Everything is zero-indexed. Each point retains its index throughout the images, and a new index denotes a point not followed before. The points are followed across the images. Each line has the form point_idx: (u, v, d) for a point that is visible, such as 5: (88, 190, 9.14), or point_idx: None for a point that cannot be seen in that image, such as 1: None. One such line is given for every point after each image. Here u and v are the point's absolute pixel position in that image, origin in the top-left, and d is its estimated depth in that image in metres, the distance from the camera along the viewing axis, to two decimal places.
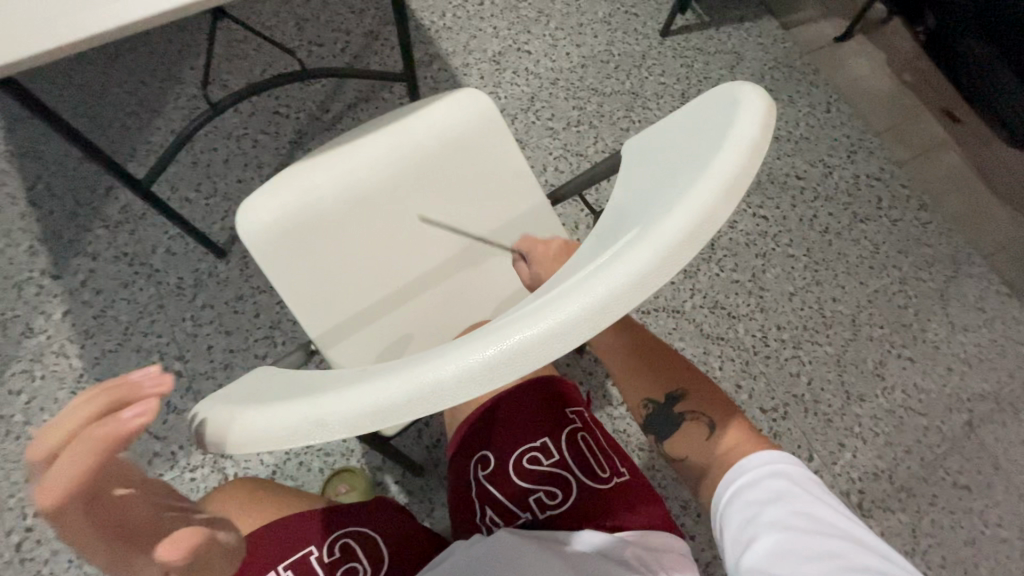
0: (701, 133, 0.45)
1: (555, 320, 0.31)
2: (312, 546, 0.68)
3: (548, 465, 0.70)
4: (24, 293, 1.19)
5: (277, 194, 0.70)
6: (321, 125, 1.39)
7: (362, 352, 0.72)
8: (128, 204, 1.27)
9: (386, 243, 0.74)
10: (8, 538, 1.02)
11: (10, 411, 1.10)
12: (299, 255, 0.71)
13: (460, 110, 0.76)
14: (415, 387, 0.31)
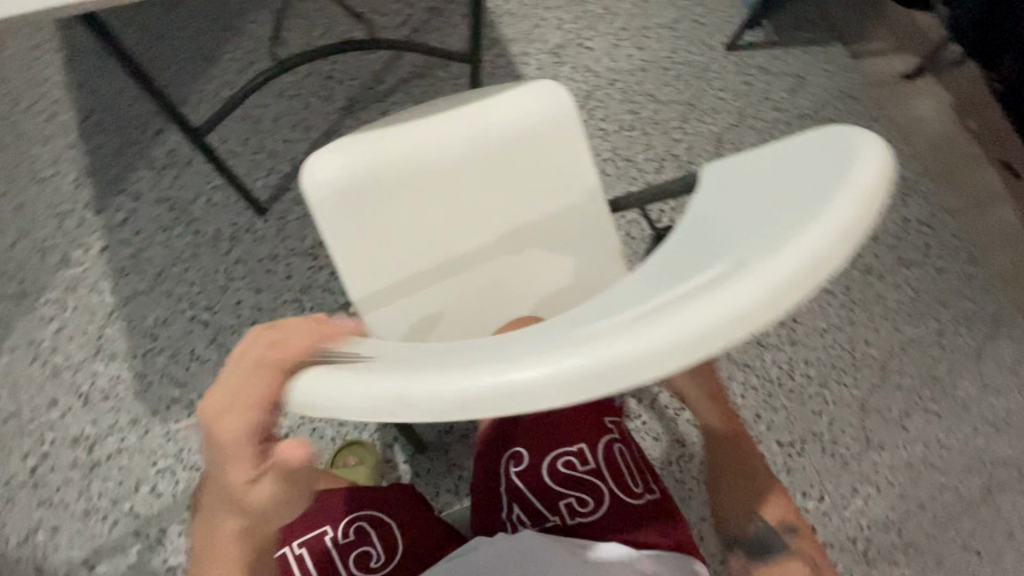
0: (810, 168, 0.43)
1: (648, 345, 0.30)
2: (327, 526, 0.69)
3: (581, 471, 0.69)
4: (65, 223, 1.20)
5: (343, 154, 0.70)
6: (373, 95, 1.38)
7: (397, 324, 0.72)
8: (175, 148, 1.27)
9: (439, 226, 0.73)
10: (25, 460, 1.04)
11: (39, 337, 1.12)
12: (355, 220, 0.70)
13: (538, 103, 0.73)
14: (491, 388, 0.31)
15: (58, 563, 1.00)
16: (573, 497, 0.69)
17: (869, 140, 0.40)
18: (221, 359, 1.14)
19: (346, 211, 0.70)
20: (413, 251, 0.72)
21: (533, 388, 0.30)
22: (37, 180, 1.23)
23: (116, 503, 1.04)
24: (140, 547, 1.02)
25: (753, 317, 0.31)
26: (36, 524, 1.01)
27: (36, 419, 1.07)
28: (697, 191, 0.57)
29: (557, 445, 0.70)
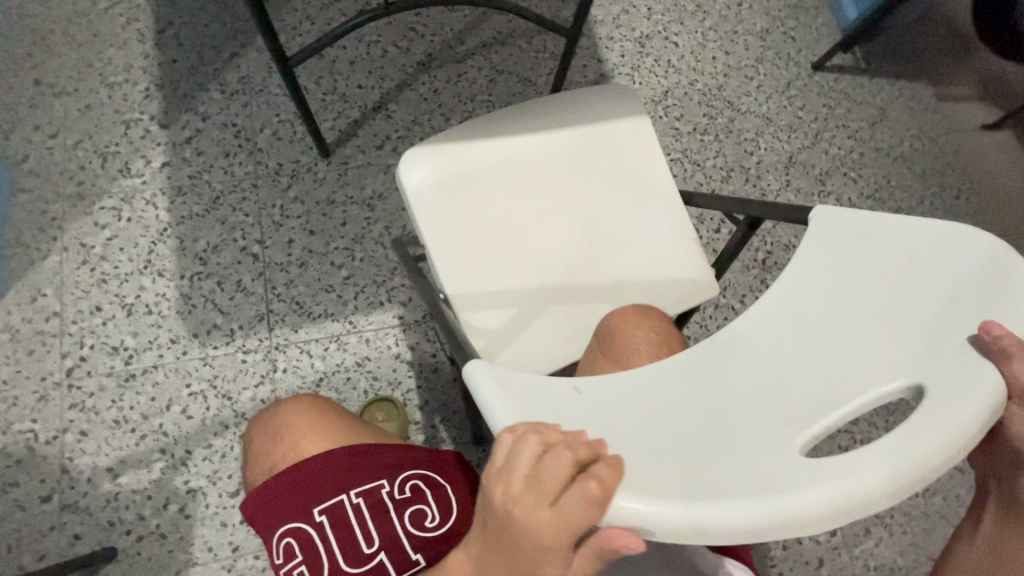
0: (948, 271, 0.46)
1: (840, 489, 0.36)
2: (384, 480, 0.69)
3: None
4: (130, 133, 1.18)
5: (440, 161, 0.74)
6: (452, 54, 1.35)
7: (491, 329, 0.73)
8: (248, 75, 1.24)
9: (534, 240, 0.77)
10: (63, 361, 1.05)
11: (91, 242, 1.11)
12: (463, 250, 0.74)
13: (617, 116, 0.80)
14: (700, 516, 0.36)
15: (82, 467, 1.00)
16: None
17: (1007, 253, 0.44)
18: (266, 295, 1.12)
19: (450, 238, 0.74)
20: (520, 275, 0.75)
21: (751, 527, 0.36)
22: (107, 84, 1.21)
23: (146, 419, 1.04)
24: (163, 465, 1.02)
25: (946, 460, 0.36)
26: (66, 425, 1.02)
27: (79, 322, 1.07)
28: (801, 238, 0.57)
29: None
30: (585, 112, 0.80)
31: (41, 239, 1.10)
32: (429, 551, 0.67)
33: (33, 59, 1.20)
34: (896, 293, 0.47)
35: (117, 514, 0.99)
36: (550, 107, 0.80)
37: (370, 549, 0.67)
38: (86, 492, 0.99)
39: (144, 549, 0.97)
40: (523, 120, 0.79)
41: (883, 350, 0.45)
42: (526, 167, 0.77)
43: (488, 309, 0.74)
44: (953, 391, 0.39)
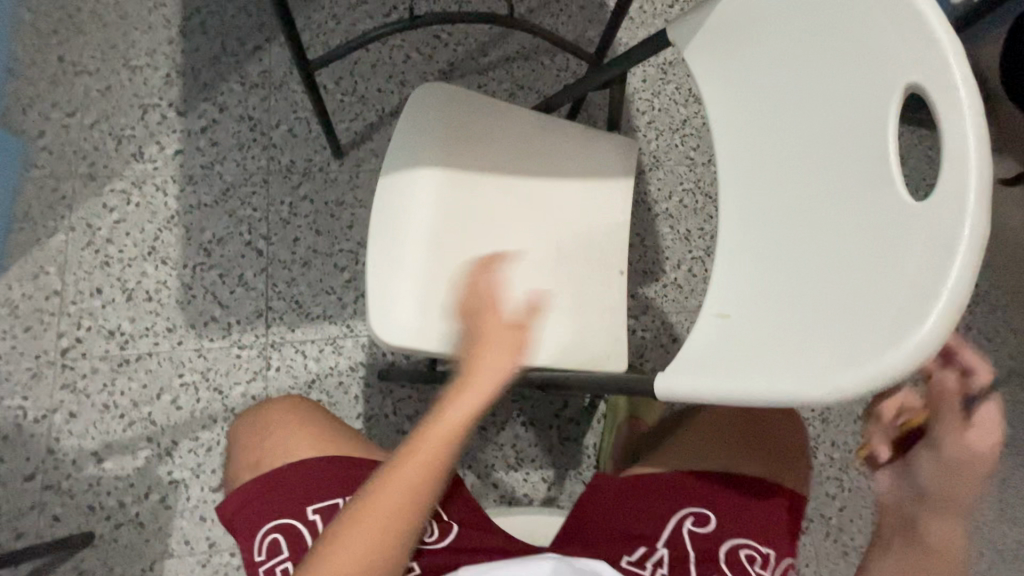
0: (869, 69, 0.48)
1: (942, 292, 0.39)
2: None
3: (701, 531, 0.64)
4: (147, 117, 1.19)
5: (388, 279, 0.73)
6: (474, 65, 1.34)
7: (550, 324, 0.76)
8: (269, 70, 1.24)
9: (525, 232, 0.79)
10: (58, 340, 1.05)
11: (98, 223, 1.12)
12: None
13: (434, 110, 0.80)
14: (880, 370, 0.40)
15: (67, 449, 1.00)
16: (664, 550, 0.64)
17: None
18: (267, 291, 1.12)
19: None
20: (544, 269, 0.78)
21: (923, 336, 0.39)
22: (129, 67, 1.21)
23: (136, 405, 1.04)
24: (148, 454, 1.01)
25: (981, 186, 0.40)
26: (55, 405, 1.02)
27: (78, 303, 1.07)
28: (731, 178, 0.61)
29: (691, 499, 0.66)
30: (424, 128, 0.79)
31: (49, 216, 1.10)
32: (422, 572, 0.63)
33: (58, 36, 1.21)
34: (838, 113, 0.51)
35: (97, 499, 0.98)
36: (396, 163, 0.78)
37: None
38: (70, 474, 0.99)
39: (121, 536, 0.97)
40: (409, 195, 0.77)
41: (875, 157, 0.48)
42: (451, 211, 0.77)
43: (545, 311, 0.76)
44: (956, 130, 0.41)
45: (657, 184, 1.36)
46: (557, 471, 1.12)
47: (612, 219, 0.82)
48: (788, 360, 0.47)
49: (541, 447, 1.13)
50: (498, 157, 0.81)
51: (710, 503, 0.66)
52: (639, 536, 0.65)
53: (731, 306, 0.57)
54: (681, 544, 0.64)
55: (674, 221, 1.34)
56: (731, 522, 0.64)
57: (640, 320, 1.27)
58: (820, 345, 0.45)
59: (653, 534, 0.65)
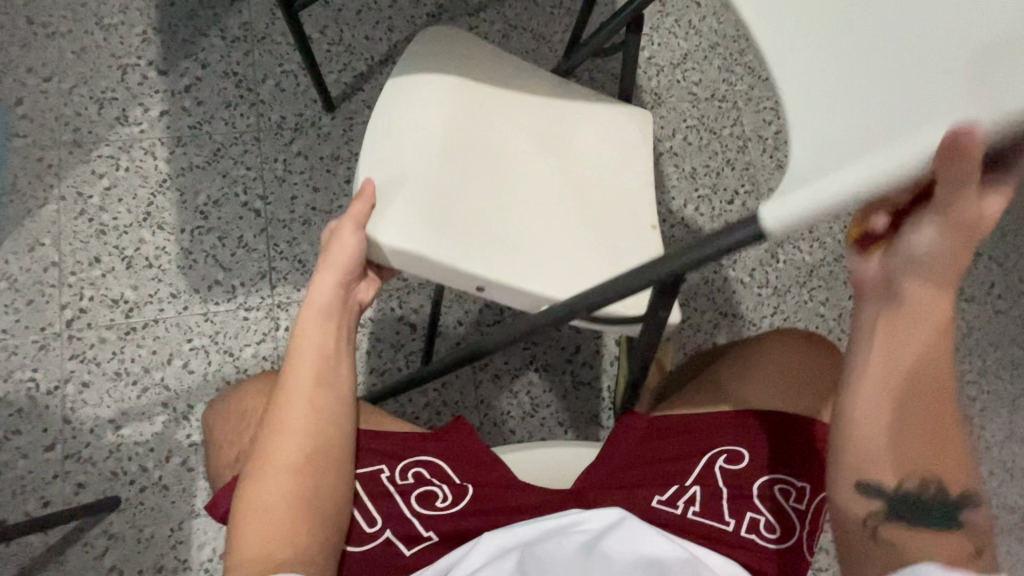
0: None
1: None
2: (384, 464, 0.65)
3: (733, 469, 0.64)
4: (128, 78, 1.14)
5: (387, 199, 0.67)
6: (463, 6, 1.28)
7: (563, 254, 0.69)
8: (250, 22, 1.19)
9: (529, 162, 0.73)
10: (62, 311, 1.03)
11: (89, 191, 1.08)
12: (511, 241, 0.68)
13: (431, 43, 0.78)
14: None
15: (84, 418, 1.00)
16: (696, 488, 0.63)
17: None
18: (268, 252, 1.10)
19: (480, 248, 0.67)
20: (553, 199, 0.72)
21: None
22: (103, 26, 1.16)
23: (148, 372, 1.03)
24: (165, 419, 1.01)
25: None
26: (67, 376, 1.01)
27: (78, 273, 1.05)
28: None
29: (724, 441, 0.65)
30: (422, 58, 0.76)
31: (38, 187, 1.07)
32: (449, 531, 0.63)
33: None
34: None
35: (119, 465, 0.99)
36: (394, 88, 0.74)
37: (373, 529, 0.62)
38: (89, 442, 0.99)
39: (147, 499, 0.98)
40: (410, 117, 0.72)
41: None
42: (452, 134, 0.72)
43: (557, 241, 0.69)
44: None
45: (660, 122, 1.32)
46: (573, 415, 1.13)
47: (625, 159, 0.76)
48: (925, 121, 0.40)
49: (555, 392, 1.13)
50: (498, 83, 0.76)
51: (743, 441, 0.64)
52: (670, 477, 0.64)
53: (806, 146, 0.46)
54: (712, 482, 0.63)
55: (678, 160, 1.31)
56: (763, 454, 0.64)
57: None
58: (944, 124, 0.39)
59: (683, 473, 0.64)
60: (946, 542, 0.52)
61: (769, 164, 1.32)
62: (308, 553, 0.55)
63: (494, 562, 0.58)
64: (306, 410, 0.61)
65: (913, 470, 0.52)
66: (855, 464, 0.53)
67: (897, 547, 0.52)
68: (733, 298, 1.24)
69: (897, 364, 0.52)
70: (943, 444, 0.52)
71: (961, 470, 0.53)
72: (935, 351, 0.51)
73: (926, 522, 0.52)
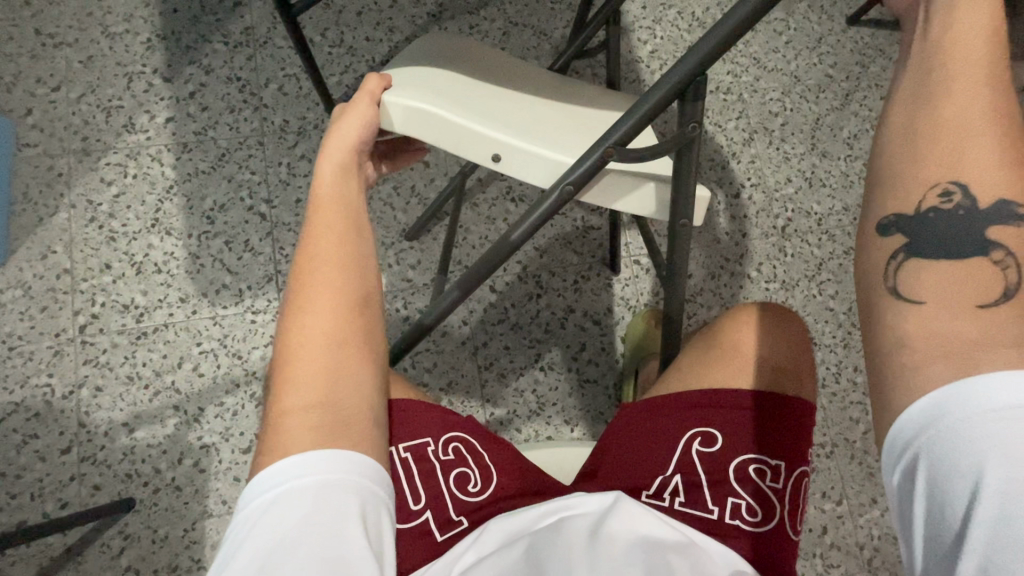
0: None
1: None
2: (429, 438, 0.64)
3: (709, 450, 0.62)
4: (133, 86, 1.15)
5: (400, 83, 0.67)
6: (464, 5, 1.27)
7: (576, 138, 0.66)
8: (251, 26, 1.20)
9: (534, 86, 0.75)
10: (75, 317, 1.05)
11: (99, 199, 1.10)
12: (526, 124, 0.66)
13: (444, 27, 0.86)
14: None
15: (98, 421, 1.02)
16: (677, 478, 0.62)
17: None
18: (274, 255, 1.11)
19: (494, 120, 0.65)
20: (559, 106, 0.72)
21: None
22: (108, 35, 1.17)
23: (159, 375, 1.05)
24: (176, 421, 1.03)
25: None
26: (81, 381, 1.03)
27: (90, 279, 1.07)
28: None
29: (696, 422, 0.64)
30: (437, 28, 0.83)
31: (49, 195, 1.09)
32: (476, 515, 0.61)
33: (32, 8, 1.17)
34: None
35: (134, 467, 1.01)
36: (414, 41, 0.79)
37: (416, 508, 0.61)
38: (104, 445, 1.01)
39: (161, 501, 1.00)
40: (422, 48, 0.75)
41: None
42: (462, 58, 0.75)
43: (569, 131, 0.67)
44: None
45: None
46: (581, 412, 1.12)
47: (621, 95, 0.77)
48: None
49: (562, 389, 1.13)
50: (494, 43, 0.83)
51: (716, 421, 0.64)
52: (654, 466, 0.63)
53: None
54: (692, 470, 0.62)
55: None
56: (735, 433, 0.63)
57: None
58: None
59: (664, 461, 0.63)
60: (982, 285, 0.39)
61: (776, 156, 1.30)
62: (352, 407, 0.50)
63: (501, 549, 0.55)
64: (332, 268, 0.56)
65: (952, 176, 0.41)
66: (883, 196, 0.43)
67: (931, 290, 0.40)
68: (739, 293, 1.22)
69: (935, 51, 0.44)
70: (1008, 159, 0.40)
71: (1021, 187, 0.40)
72: (986, 31, 0.42)
73: (954, 254, 0.40)
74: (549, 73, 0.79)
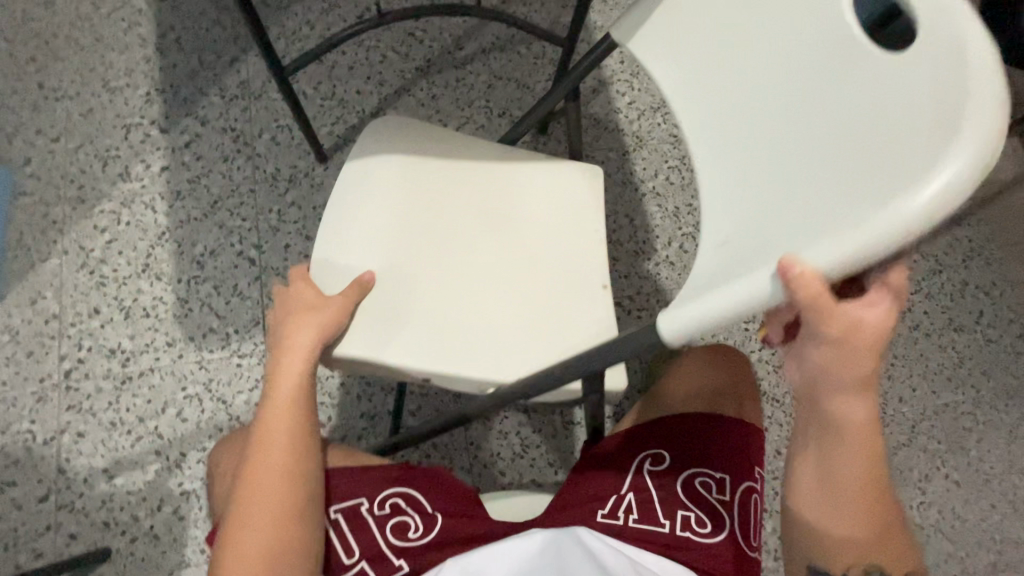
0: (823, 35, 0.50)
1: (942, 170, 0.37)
2: (364, 497, 0.65)
3: (660, 472, 0.65)
4: (131, 136, 1.20)
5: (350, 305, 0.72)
6: (451, 60, 1.34)
7: (513, 349, 0.71)
8: (247, 80, 1.25)
9: (486, 263, 0.75)
10: (61, 362, 1.06)
11: (91, 245, 1.13)
12: (465, 314, 0.72)
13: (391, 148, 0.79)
14: (875, 236, 0.39)
15: (78, 468, 1.01)
16: (631, 496, 0.64)
17: None
18: (262, 299, 1.13)
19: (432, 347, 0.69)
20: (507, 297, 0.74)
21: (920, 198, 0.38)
22: (109, 89, 1.23)
23: (142, 421, 1.05)
24: (157, 467, 1.03)
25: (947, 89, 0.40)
26: (64, 427, 1.03)
27: (78, 324, 1.08)
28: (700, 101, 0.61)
29: (647, 445, 0.67)
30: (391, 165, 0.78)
31: (42, 241, 1.12)
32: (415, 555, 0.62)
33: (36, 63, 1.23)
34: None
35: (111, 515, 0.99)
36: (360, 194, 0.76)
37: (349, 561, 0.62)
38: (82, 492, 1.00)
39: (138, 550, 0.98)
40: (378, 153, 0.78)
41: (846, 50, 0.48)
42: (410, 238, 0.75)
43: (508, 340, 0.71)
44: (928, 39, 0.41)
45: (642, 163, 1.35)
46: (563, 455, 1.13)
47: (578, 252, 0.77)
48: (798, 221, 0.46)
49: (544, 432, 1.14)
50: (449, 175, 0.79)
51: (669, 443, 0.67)
52: (609, 487, 0.65)
53: (725, 236, 0.54)
54: (644, 488, 0.64)
55: (662, 200, 1.33)
56: (686, 455, 0.66)
57: (635, 301, 1.26)
58: (891, 187, 0.40)
59: (619, 483, 0.65)
60: None
61: None
62: None
63: None
64: (258, 484, 0.58)
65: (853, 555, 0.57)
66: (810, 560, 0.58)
67: None
68: (719, 332, 1.24)
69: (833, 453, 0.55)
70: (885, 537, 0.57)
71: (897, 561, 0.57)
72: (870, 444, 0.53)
73: None
74: (505, 227, 0.78)
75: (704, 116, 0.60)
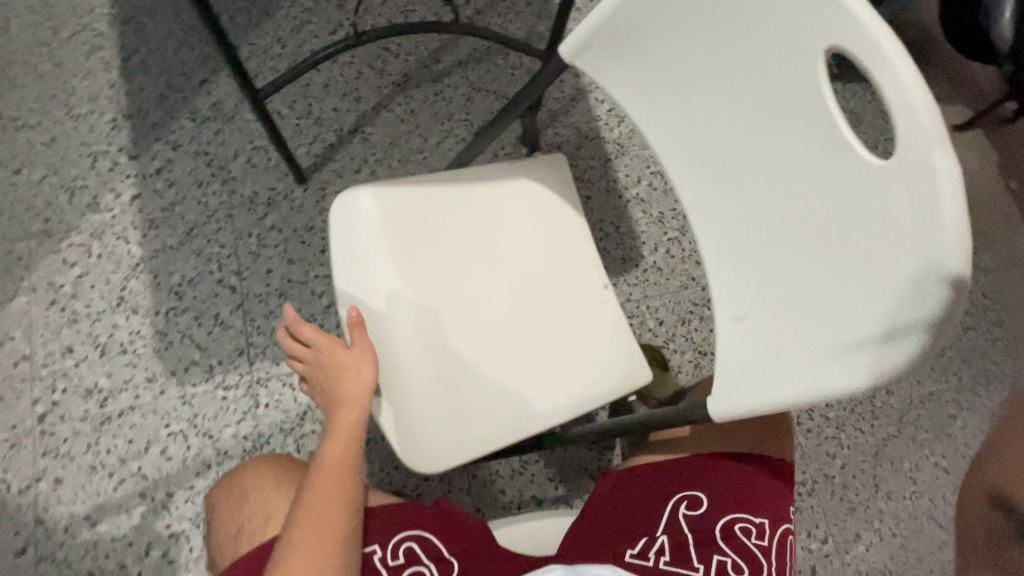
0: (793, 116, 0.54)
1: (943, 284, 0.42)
2: (376, 545, 0.65)
3: (696, 515, 0.64)
4: (98, 165, 1.15)
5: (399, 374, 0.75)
6: (428, 74, 1.32)
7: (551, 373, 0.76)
8: (219, 102, 1.22)
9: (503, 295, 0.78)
10: (34, 406, 1.01)
11: (60, 280, 1.08)
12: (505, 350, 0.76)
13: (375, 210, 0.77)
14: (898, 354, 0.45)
15: (58, 516, 0.97)
16: (665, 537, 0.63)
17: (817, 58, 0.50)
18: (246, 328, 1.09)
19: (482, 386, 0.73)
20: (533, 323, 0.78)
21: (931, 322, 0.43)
22: (73, 116, 1.18)
23: (124, 462, 1.00)
24: (143, 510, 0.98)
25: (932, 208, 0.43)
26: (40, 473, 0.98)
27: (50, 365, 1.03)
28: (690, 155, 0.65)
29: (682, 484, 0.67)
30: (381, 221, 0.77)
31: (8, 280, 1.07)
32: None
33: None
34: (709, 33, 0.57)
35: (96, 563, 0.95)
36: (362, 261, 0.76)
37: None
38: (63, 542, 0.95)
39: None
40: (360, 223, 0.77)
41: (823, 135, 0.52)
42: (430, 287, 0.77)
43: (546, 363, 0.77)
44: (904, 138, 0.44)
45: (624, 169, 1.36)
46: (563, 469, 1.12)
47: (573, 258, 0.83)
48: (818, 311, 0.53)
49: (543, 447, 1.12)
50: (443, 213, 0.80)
51: (702, 485, 0.66)
52: (641, 527, 0.64)
53: (744, 308, 0.62)
54: (680, 530, 0.63)
55: (646, 206, 1.33)
56: (723, 498, 0.65)
57: (625, 308, 1.26)
58: (885, 320, 0.46)
59: (652, 523, 0.65)
60: None
61: None
62: None
63: None
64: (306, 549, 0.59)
65: None
66: None
67: None
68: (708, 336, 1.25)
69: None
70: None
71: None
72: None
73: None
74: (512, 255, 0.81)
75: (697, 167, 0.65)
